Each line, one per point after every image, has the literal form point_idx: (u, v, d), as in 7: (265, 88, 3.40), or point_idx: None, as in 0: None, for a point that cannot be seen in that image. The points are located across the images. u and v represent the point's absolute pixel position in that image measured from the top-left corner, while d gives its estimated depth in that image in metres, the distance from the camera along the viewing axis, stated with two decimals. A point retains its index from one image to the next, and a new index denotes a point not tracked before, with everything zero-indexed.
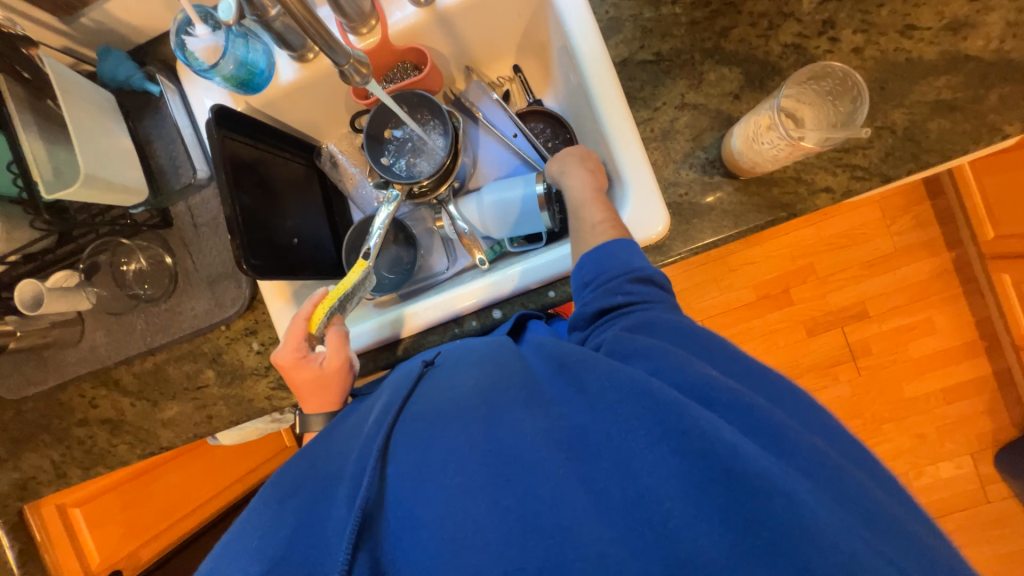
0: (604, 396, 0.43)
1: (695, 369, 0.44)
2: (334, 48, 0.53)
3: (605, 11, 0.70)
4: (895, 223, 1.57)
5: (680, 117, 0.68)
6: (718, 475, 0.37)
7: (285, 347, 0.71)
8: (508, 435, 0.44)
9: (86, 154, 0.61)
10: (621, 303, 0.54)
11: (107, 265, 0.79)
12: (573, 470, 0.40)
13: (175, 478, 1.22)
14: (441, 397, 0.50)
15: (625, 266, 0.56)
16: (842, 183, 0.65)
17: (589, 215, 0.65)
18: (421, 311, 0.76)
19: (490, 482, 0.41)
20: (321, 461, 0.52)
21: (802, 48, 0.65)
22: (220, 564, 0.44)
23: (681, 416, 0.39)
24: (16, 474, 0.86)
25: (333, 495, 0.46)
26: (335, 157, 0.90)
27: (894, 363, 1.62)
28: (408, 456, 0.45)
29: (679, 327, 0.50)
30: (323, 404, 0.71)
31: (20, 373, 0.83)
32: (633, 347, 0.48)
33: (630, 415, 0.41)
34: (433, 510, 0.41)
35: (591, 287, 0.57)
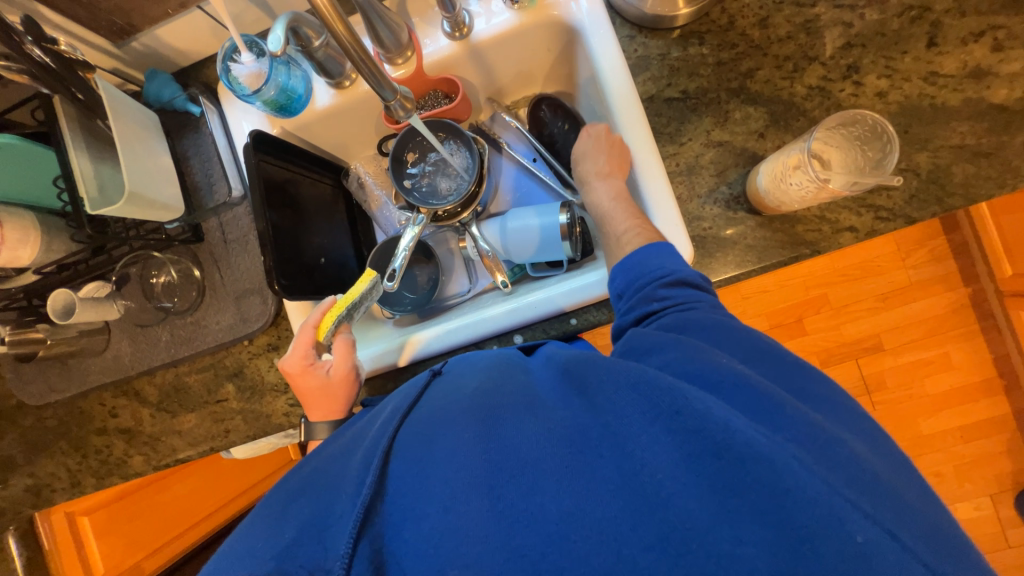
0: (605, 387, 0.42)
1: (705, 360, 0.42)
2: (382, 83, 0.55)
3: (633, 49, 0.72)
4: (910, 257, 1.57)
5: (705, 153, 0.70)
6: (723, 457, 0.34)
7: (293, 354, 0.71)
8: (508, 428, 0.42)
9: (130, 172, 0.64)
10: (656, 309, 0.52)
11: (138, 278, 0.81)
12: (575, 458, 0.38)
13: (180, 489, 1.20)
14: (449, 399, 0.49)
15: (658, 270, 0.54)
16: (866, 223, 0.66)
17: (613, 228, 0.66)
18: (427, 337, 0.77)
19: (490, 472, 0.39)
20: (325, 462, 0.50)
21: (826, 91, 0.67)
22: None
23: (678, 401, 0.37)
24: (31, 481, 0.87)
25: (336, 494, 0.44)
26: (362, 179, 0.92)
27: (910, 398, 1.59)
28: (410, 453, 0.44)
29: (706, 322, 0.48)
30: (328, 411, 0.72)
31: (43, 380, 0.84)
32: (648, 344, 0.47)
33: (629, 404, 0.40)
34: (434, 503, 0.39)
35: (624, 297, 0.56)
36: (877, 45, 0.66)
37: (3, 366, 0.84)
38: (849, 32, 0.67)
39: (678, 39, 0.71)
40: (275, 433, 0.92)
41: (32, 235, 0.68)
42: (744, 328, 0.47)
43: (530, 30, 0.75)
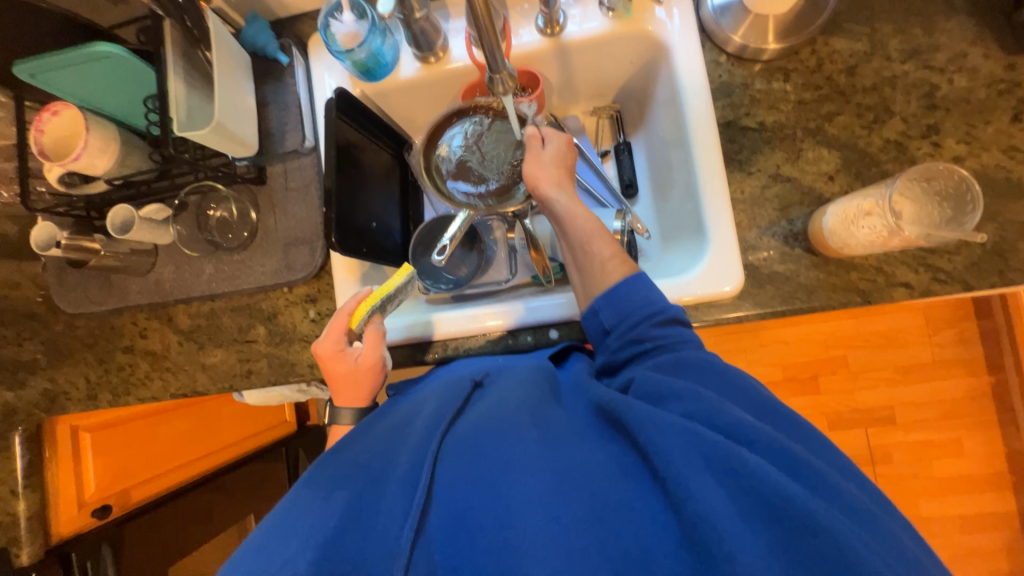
0: (646, 427, 0.42)
1: (736, 417, 0.43)
2: (497, 55, 0.51)
3: (718, 75, 0.74)
4: (937, 334, 1.55)
5: (771, 186, 0.70)
6: (777, 518, 0.37)
7: (325, 338, 0.69)
8: (562, 458, 0.44)
9: (220, 104, 0.67)
10: (647, 348, 0.54)
11: (195, 207, 0.83)
12: (630, 495, 0.41)
13: (180, 426, 1.23)
14: (491, 414, 0.50)
15: (649, 307, 0.56)
16: (922, 281, 0.66)
17: (597, 249, 0.61)
18: (450, 320, 0.78)
19: (547, 496, 0.41)
20: (363, 456, 0.50)
21: (903, 146, 0.67)
22: (277, 537, 0.45)
23: (732, 459, 0.39)
24: (50, 385, 0.88)
25: (383, 491, 0.46)
26: (422, 153, 0.93)
27: (914, 476, 1.56)
28: (461, 462, 0.45)
29: (704, 363, 0.50)
30: (353, 399, 0.70)
31: (84, 290, 0.86)
32: (665, 389, 0.47)
33: (679, 450, 0.40)
34: (493, 516, 0.42)
35: (613, 332, 0.57)
36: (961, 111, 0.67)
37: (48, 269, 0.87)
38: (935, 93, 0.68)
39: (762, 72, 0.72)
40: (290, 385, 0.93)
41: (112, 147, 0.71)
42: (724, 369, 0.50)
43: (619, 38, 0.77)
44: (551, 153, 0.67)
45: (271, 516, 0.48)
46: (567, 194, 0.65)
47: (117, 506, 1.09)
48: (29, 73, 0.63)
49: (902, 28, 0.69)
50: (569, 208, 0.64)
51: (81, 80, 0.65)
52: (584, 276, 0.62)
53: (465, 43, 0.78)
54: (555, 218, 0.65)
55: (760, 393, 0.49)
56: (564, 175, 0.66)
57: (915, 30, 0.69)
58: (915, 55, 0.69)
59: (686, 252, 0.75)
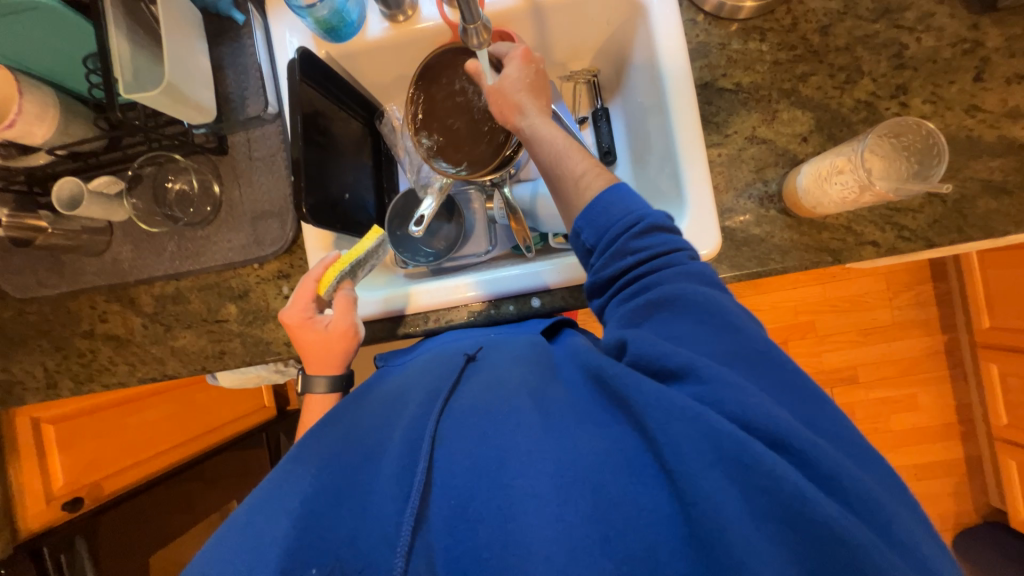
0: (655, 415, 0.39)
1: (757, 402, 0.38)
2: (470, 8, 0.49)
3: (694, 35, 0.73)
4: (897, 298, 1.63)
5: (748, 148, 0.71)
6: (790, 518, 0.34)
7: (293, 305, 0.67)
8: (565, 448, 0.40)
9: (172, 65, 0.62)
10: (630, 267, 0.50)
11: (151, 178, 0.77)
12: (636, 490, 0.38)
13: (152, 415, 1.18)
14: (490, 395, 0.47)
15: (626, 219, 0.51)
16: (888, 239, 0.68)
17: (571, 166, 0.58)
18: (428, 292, 0.76)
19: (549, 490, 0.38)
20: (355, 432, 0.48)
21: (873, 107, 0.68)
22: (264, 514, 0.43)
23: (746, 453, 0.35)
24: (4, 376, 0.83)
25: (377, 471, 0.44)
26: (394, 121, 0.89)
27: (875, 431, 1.66)
28: (458, 448, 0.42)
29: (707, 304, 0.46)
30: (324, 366, 0.68)
31: (32, 273, 0.80)
32: (677, 364, 0.42)
33: (690, 443, 0.37)
34: (493, 507, 0.39)
35: (596, 252, 0.53)
36: (928, 71, 0.68)
37: None
38: (903, 53, 0.69)
39: (739, 31, 0.72)
40: (267, 365, 0.90)
41: (50, 114, 0.65)
42: (733, 317, 0.45)
43: None
44: (511, 75, 0.64)
45: (258, 491, 0.46)
46: (534, 116, 0.62)
47: (91, 498, 1.05)
48: None
49: None
50: (538, 129, 0.62)
51: (10, 36, 0.60)
52: (563, 200, 0.60)
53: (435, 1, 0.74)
54: (530, 145, 0.63)
55: (779, 358, 0.43)
56: (525, 97, 0.63)
57: None
58: (885, 15, 0.69)
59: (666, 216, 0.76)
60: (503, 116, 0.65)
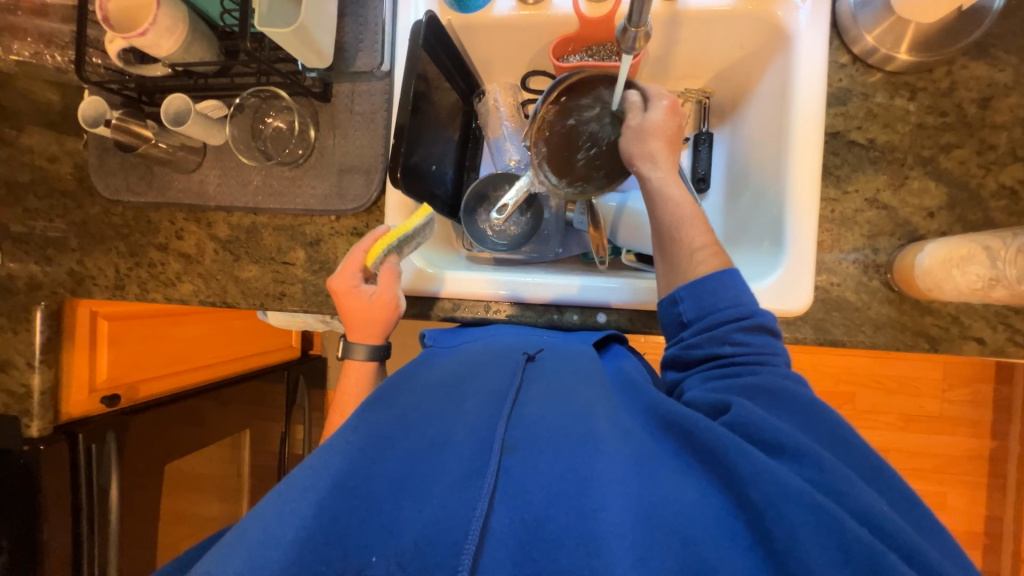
0: (760, 483, 0.37)
1: (863, 498, 0.37)
2: (643, 10, 0.46)
3: (838, 78, 0.68)
4: (950, 390, 1.53)
5: (866, 210, 0.66)
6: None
7: (340, 272, 0.67)
8: (651, 492, 0.38)
9: (307, 5, 0.63)
10: (726, 354, 0.51)
11: (252, 110, 0.78)
12: (731, 561, 0.35)
13: (192, 331, 1.23)
14: (562, 410, 0.45)
15: (735, 308, 0.52)
16: (997, 340, 0.63)
17: (688, 235, 0.58)
18: (480, 281, 0.74)
19: (637, 532, 0.36)
20: (413, 416, 0.46)
21: (1018, 196, 0.63)
22: (310, 483, 0.41)
23: (880, 564, 0.33)
24: (78, 268, 0.86)
25: (441, 463, 0.41)
26: (493, 103, 0.86)
27: None
28: (535, 461, 0.40)
29: (799, 397, 0.46)
30: (365, 334, 0.68)
31: (124, 177, 0.82)
32: (773, 437, 0.41)
33: (805, 528, 0.35)
34: (575, 535, 0.36)
35: (690, 327, 0.54)
36: None
37: (89, 148, 0.83)
38: None
39: (886, 83, 0.67)
40: (316, 315, 0.91)
41: (180, 29, 0.66)
42: (828, 412, 0.45)
43: (738, 17, 0.71)
44: (655, 122, 0.64)
45: (303, 465, 0.44)
46: (664, 172, 0.62)
47: (125, 397, 1.09)
48: None
49: None
50: (665, 185, 0.62)
51: None
52: (668, 264, 0.58)
53: None
54: (650, 196, 0.62)
55: (880, 465, 0.42)
56: (663, 150, 0.63)
57: None
58: None
59: (754, 263, 0.72)
60: (633, 159, 0.65)
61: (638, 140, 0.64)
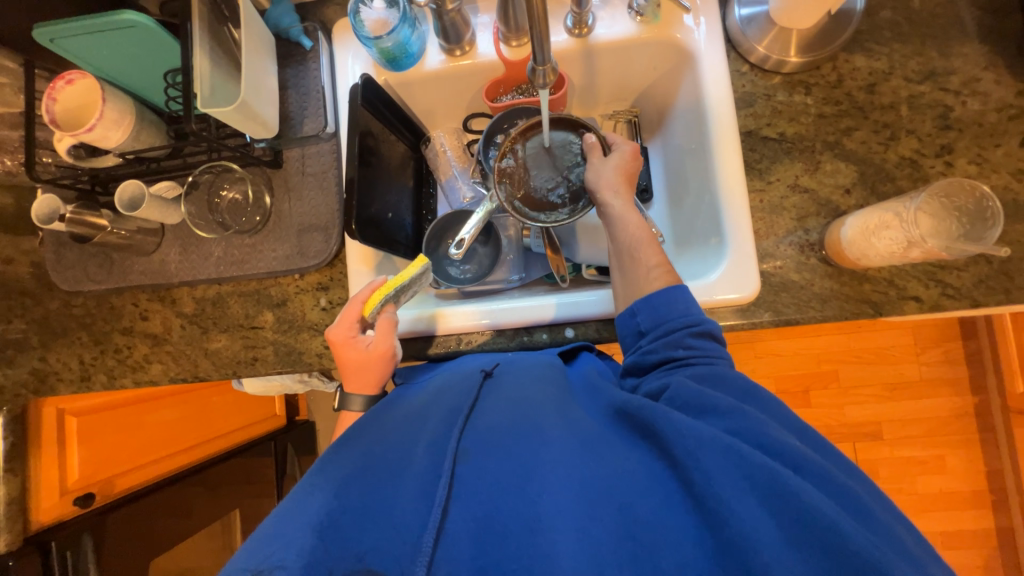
0: (682, 438, 0.41)
1: (768, 435, 0.42)
2: (544, 49, 0.51)
3: (741, 84, 0.76)
4: (924, 353, 1.57)
5: (790, 196, 0.72)
6: (816, 539, 0.35)
7: (337, 324, 0.67)
8: (590, 470, 0.44)
9: (247, 84, 0.68)
10: (681, 356, 0.53)
11: (206, 186, 0.81)
12: (662, 512, 0.40)
13: (168, 415, 1.19)
14: (513, 414, 0.50)
15: (685, 317, 0.55)
16: (932, 296, 0.67)
17: (644, 256, 0.62)
18: (465, 314, 0.76)
19: (575, 507, 0.41)
20: (379, 445, 0.50)
21: (918, 164, 0.69)
22: (281, 520, 0.44)
23: (780, 483, 0.37)
24: (40, 365, 0.85)
25: (404, 484, 0.46)
26: (440, 148, 0.91)
27: (899, 492, 1.56)
28: (484, 465, 0.45)
29: (738, 384, 0.49)
30: (361, 384, 0.67)
31: (82, 268, 0.83)
32: (701, 401, 0.46)
33: (721, 468, 0.39)
34: (520, 521, 0.41)
35: (648, 336, 0.56)
36: (973, 133, 0.69)
37: (46, 244, 0.83)
38: (948, 114, 0.70)
39: (784, 84, 0.74)
40: (292, 375, 0.91)
41: (127, 120, 0.70)
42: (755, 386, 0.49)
43: (646, 43, 0.78)
44: (613, 162, 0.70)
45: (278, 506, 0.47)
46: (625, 202, 0.67)
47: (101, 494, 1.04)
48: (48, 38, 0.62)
49: (919, 50, 0.72)
50: (622, 214, 0.66)
51: (104, 50, 0.65)
52: (625, 281, 0.62)
53: (492, 38, 0.80)
54: (607, 222, 0.67)
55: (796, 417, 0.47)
56: (623, 182, 0.68)
57: (931, 54, 0.72)
58: (931, 76, 0.71)
59: (702, 256, 0.76)
60: (596, 188, 0.69)
61: (601, 175, 0.69)
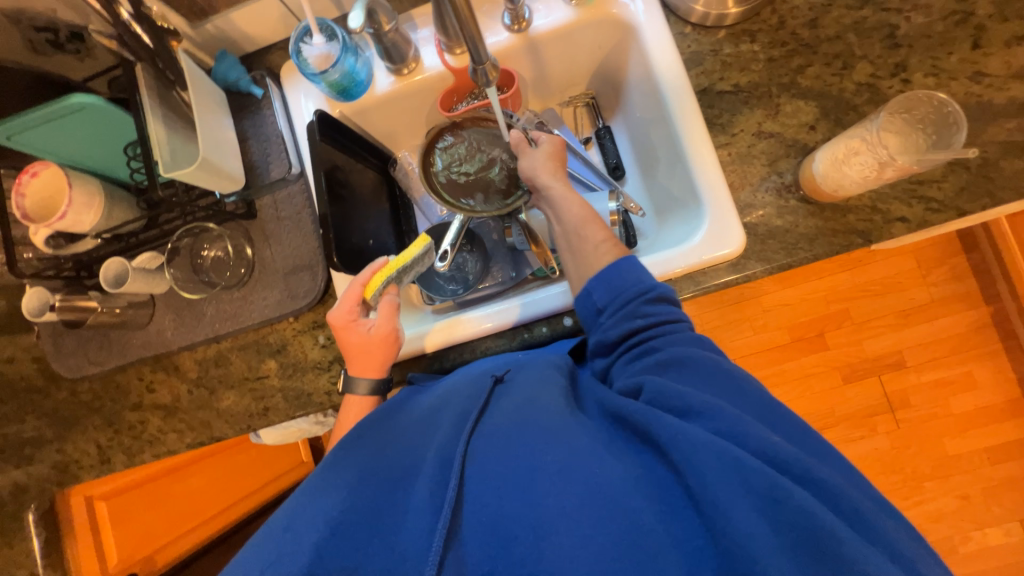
0: (680, 446, 0.42)
1: (755, 434, 0.41)
2: (480, 48, 0.52)
3: (686, 46, 0.76)
4: (930, 274, 1.55)
5: (757, 144, 0.72)
6: (805, 545, 0.37)
7: (340, 305, 0.67)
8: (593, 472, 0.43)
9: (205, 142, 0.69)
10: (640, 327, 0.54)
11: (188, 250, 0.81)
12: (664, 519, 0.41)
13: (196, 481, 1.17)
14: (517, 416, 0.50)
15: (638, 286, 0.56)
16: (917, 214, 0.67)
17: (591, 233, 0.64)
18: (464, 325, 0.76)
19: (578, 512, 0.41)
20: (389, 448, 0.52)
21: (876, 87, 0.69)
22: (296, 521, 0.47)
23: (778, 490, 0.38)
24: (59, 457, 0.84)
25: (412, 491, 0.47)
26: (408, 167, 0.93)
27: (935, 417, 1.53)
28: (488, 467, 0.46)
29: (723, 369, 0.48)
30: (364, 367, 0.68)
31: (83, 353, 0.83)
32: (681, 404, 0.45)
33: (717, 475, 0.39)
34: (524, 526, 0.42)
35: (606, 312, 0.57)
36: (924, 46, 0.69)
37: (43, 337, 0.84)
38: (895, 32, 0.70)
39: (729, 36, 0.75)
40: (307, 417, 0.91)
41: (96, 200, 0.71)
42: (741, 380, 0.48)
43: (586, 25, 0.79)
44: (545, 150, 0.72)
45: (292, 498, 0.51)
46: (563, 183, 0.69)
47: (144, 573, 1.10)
48: (5, 135, 0.62)
49: None
50: (564, 192, 0.68)
51: (61, 136, 0.66)
52: (576, 259, 0.64)
53: (436, 50, 0.80)
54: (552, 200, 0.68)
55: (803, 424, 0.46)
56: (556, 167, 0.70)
57: None
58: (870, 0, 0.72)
59: (684, 219, 0.76)
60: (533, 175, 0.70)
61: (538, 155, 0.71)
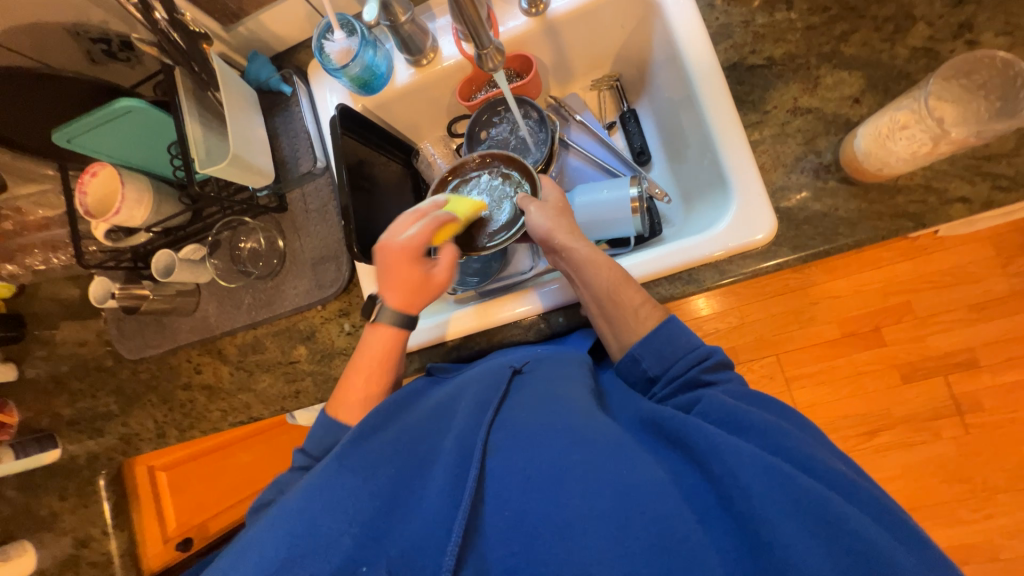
0: (723, 457, 0.43)
1: (794, 445, 0.44)
2: (479, 29, 0.53)
3: (715, 18, 0.71)
4: (1011, 263, 1.39)
5: (792, 121, 0.66)
6: (845, 559, 0.37)
7: (414, 235, 0.63)
8: (626, 473, 0.44)
9: (235, 139, 0.73)
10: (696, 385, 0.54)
11: (228, 242, 0.87)
12: (698, 526, 0.41)
13: (244, 457, 1.25)
14: (545, 413, 0.50)
15: (694, 352, 0.56)
16: (981, 193, 0.59)
17: (625, 298, 0.62)
18: (481, 313, 0.76)
19: (608, 513, 0.41)
20: (406, 436, 0.51)
21: (934, 51, 0.62)
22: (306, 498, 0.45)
23: (826, 509, 0.39)
24: (123, 429, 0.93)
25: (432, 477, 0.47)
26: (430, 158, 0.92)
27: (1012, 422, 1.38)
28: (513, 459, 0.46)
29: (764, 399, 0.51)
30: (408, 304, 0.65)
31: (140, 336, 0.91)
32: (732, 421, 0.47)
33: (763, 486, 0.40)
34: (552, 522, 0.42)
35: (658, 382, 0.57)
36: (995, 2, 0.61)
37: (109, 321, 0.93)
38: None
39: (762, 5, 0.69)
40: None
41: (146, 198, 0.77)
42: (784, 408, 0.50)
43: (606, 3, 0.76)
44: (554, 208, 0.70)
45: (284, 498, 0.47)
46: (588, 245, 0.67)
47: (198, 538, 1.19)
48: (66, 138, 0.69)
49: None
50: (589, 258, 0.65)
51: (113, 138, 0.72)
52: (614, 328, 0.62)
53: (454, 39, 0.80)
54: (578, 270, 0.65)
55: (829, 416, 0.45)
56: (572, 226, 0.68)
57: None
58: None
59: (712, 204, 0.72)
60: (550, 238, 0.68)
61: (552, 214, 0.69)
